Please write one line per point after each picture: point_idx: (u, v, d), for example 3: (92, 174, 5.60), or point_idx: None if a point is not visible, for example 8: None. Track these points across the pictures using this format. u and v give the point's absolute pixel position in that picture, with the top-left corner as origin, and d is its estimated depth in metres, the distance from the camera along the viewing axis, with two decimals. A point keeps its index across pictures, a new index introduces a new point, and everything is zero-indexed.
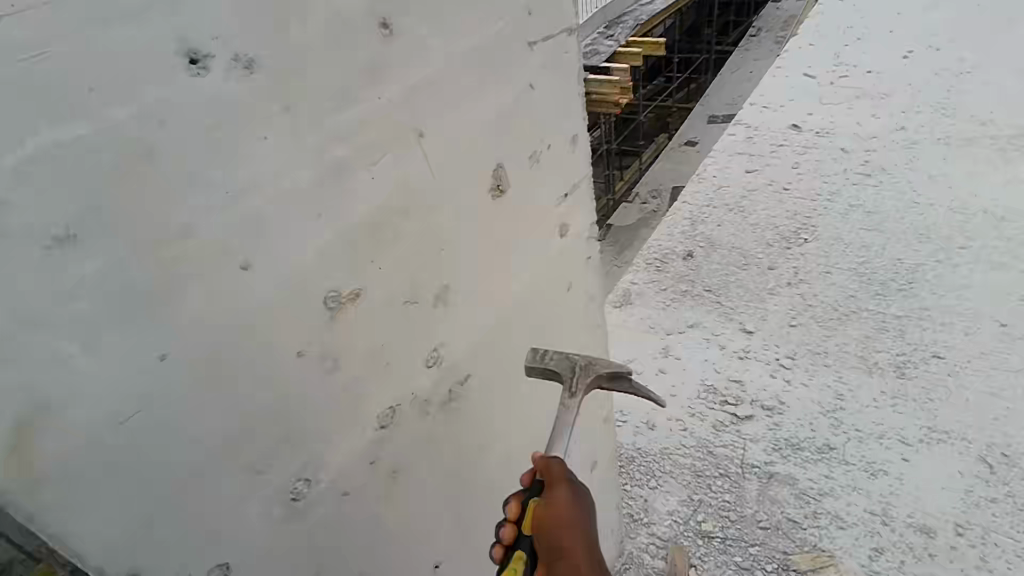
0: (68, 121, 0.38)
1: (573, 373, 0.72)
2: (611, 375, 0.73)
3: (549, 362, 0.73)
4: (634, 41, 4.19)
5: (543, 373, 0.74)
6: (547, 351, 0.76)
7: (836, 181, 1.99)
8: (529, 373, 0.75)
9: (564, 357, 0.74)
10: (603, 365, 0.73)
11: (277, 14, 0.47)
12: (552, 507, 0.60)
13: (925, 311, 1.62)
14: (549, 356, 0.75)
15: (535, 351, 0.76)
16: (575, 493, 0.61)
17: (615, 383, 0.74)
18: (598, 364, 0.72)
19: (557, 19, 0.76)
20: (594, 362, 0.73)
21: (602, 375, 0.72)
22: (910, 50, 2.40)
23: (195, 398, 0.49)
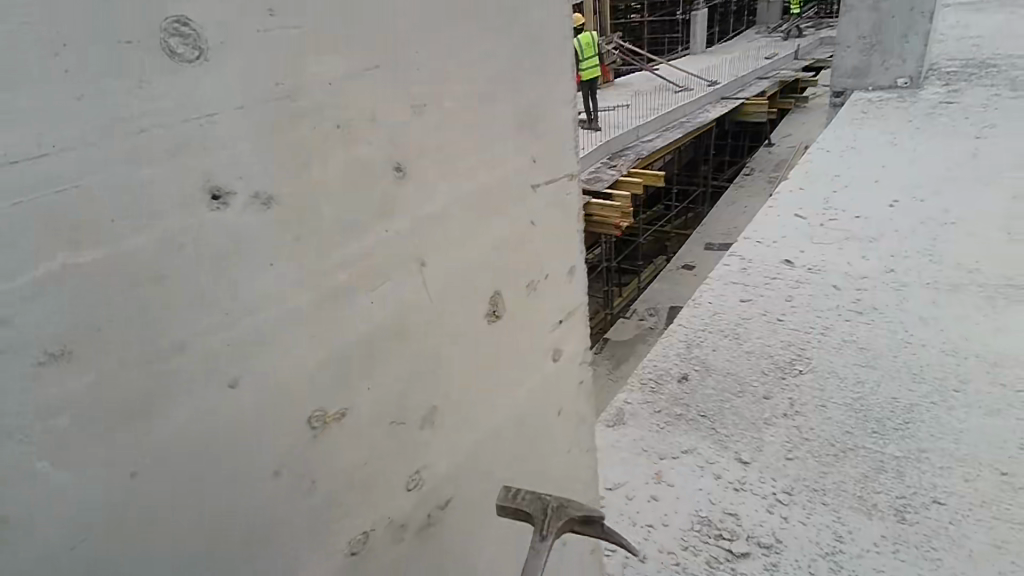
0: (87, 248, 0.41)
1: (545, 514, 0.71)
2: (582, 518, 0.72)
3: (521, 503, 0.73)
4: (635, 172, 4.46)
5: (514, 513, 0.74)
6: (520, 490, 0.76)
7: (828, 316, 2.03)
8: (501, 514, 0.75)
9: (536, 498, 0.73)
10: (575, 508, 0.72)
11: (301, 157, 0.52)
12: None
13: (923, 453, 1.58)
14: (522, 496, 0.74)
15: (508, 492, 0.76)
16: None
17: (588, 527, 0.73)
18: (569, 506, 0.72)
19: (561, 165, 0.83)
20: (567, 503, 0.72)
21: (574, 519, 0.71)
22: (896, 200, 2.54)
23: (162, 516, 0.49)
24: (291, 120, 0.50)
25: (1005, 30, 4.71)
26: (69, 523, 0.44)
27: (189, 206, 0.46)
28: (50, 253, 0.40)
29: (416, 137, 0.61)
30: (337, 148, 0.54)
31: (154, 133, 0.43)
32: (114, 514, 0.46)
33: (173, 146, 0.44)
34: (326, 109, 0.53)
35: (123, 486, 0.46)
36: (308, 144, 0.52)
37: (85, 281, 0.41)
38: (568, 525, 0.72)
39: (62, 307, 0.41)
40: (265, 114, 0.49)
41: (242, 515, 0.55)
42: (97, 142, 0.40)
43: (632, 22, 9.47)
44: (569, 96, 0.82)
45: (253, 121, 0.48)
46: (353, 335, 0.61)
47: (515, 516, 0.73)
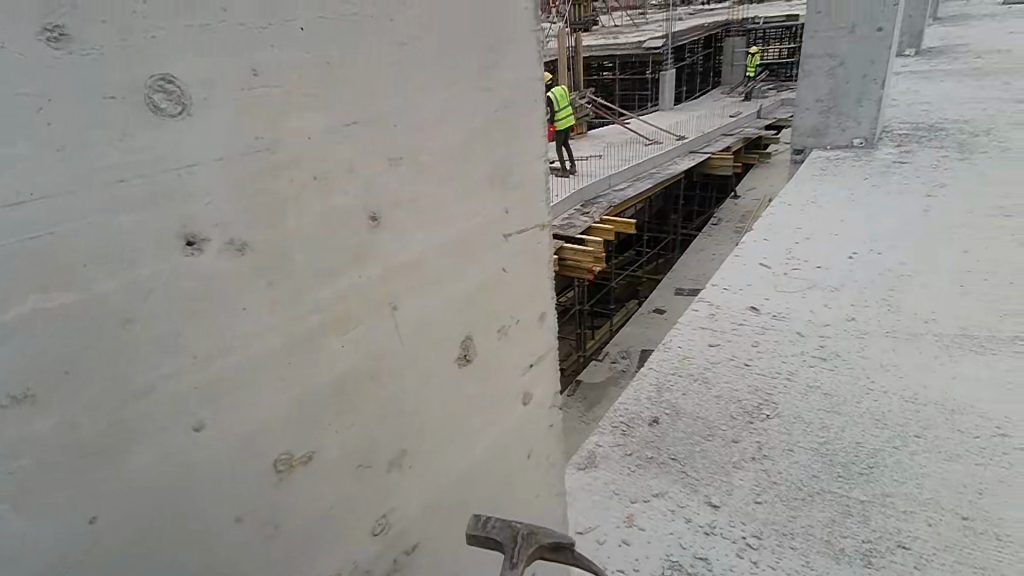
0: (58, 292, 0.42)
1: (514, 540, 0.71)
2: (553, 546, 0.73)
3: (492, 531, 0.73)
4: (607, 219, 4.56)
5: (484, 543, 0.74)
6: (490, 519, 0.76)
7: (793, 362, 2.09)
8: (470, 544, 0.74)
9: (506, 525, 0.74)
10: (545, 534, 0.72)
11: (277, 205, 0.54)
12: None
13: (888, 498, 1.61)
14: (492, 524, 0.74)
15: (479, 520, 0.75)
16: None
17: (558, 554, 0.73)
18: (540, 533, 0.72)
19: (532, 216, 0.86)
20: (537, 530, 0.73)
21: (545, 546, 0.72)
22: (854, 253, 2.64)
23: (119, 562, 0.48)
24: (269, 171, 0.52)
25: (952, 96, 5.01)
26: (21, 570, 0.43)
27: (163, 252, 0.47)
28: (21, 298, 0.40)
29: (392, 187, 0.64)
30: (314, 198, 0.56)
31: (134, 182, 0.44)
32: (70, 561, 0.46)
33: (152, 195, 0.45)
34: (304, 161, 0.55)
35: (81, 531, 0.46)
36: (285, 194, 0.54)
37: (54, 325, 0.42)
38: (538, 552, 0.72)
39: (29, 349, 0.41)
40: (244, 164, 0.50)
41: (202, 561, 0.54)
42: (76, 190, 0.42)
43: (605, 74, 9.81)
44: (541, 151, 0.86)
45: (232, 172, 0.50)
46: (324, 378, 0.61)
47: (485, 543, 0.73)
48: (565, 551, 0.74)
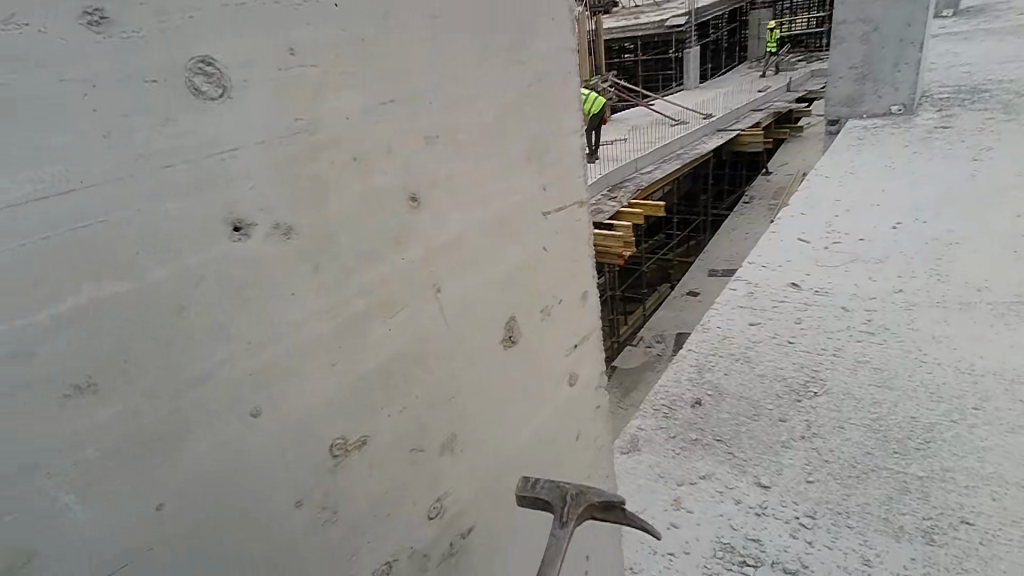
0: (113, 281, 0.42)
1: (563, 502, 0.71)
2: (602, 505, 0.70)
3: (540, 492, 0.75)
4: (636, 202, 4.50)
5: (533, 503, 0.75)
6: (540, 480, 0.77)
7: (840, 337, 2.02)
8: (522, 503, 0.76)
9: (554, 486, 0.74)
10: (594, 493, 0.71)
11: (319, 188, 0.53)
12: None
13: (948, 473, 1.55)
14: (541, 485, 0.76)
15: (531, 481, 0.78)
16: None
17: (609, 513, 0.71)
18: (589, 493, 0.71)
19: (571, 193, 0.84)
20: (586, 490, 0.71)
21: (594, 505, 0.70)
22: (898, 222, 2.54)
23: (186, 549, 0.49)
24: (310, 152, 0.51)
25: (994, 55, 4.78)
26: (92, 559, 0.44)
27: (211, 238, 0.47)
28: (76, 287, 0.40)
29: (430, 166, 0.63)
30: (354, 179, 0.55)
31: (179, 167, 0.44)
32: (139, 549, 0.46)
33: (197, 180, 0.45)
34: (343, 141, 0.54)
35: (147, 518, 0.46)
36: (326, 175, 0.53)
37: (109, 313, 0.42)
38: (589, 513, 0.70)
39: (87, 339, 0.41)
40: (285, 147, 0.50)
41: (264, 548, 0.54)
42: (124, 176, 0.41)
43: (627, 57, 9.66)
44: (577, 125, 0.84)
45: (273, 154, 0.49)
46: (372, 363, 0.61)
47: (535, 504, 0.75)
48: (618, 509, 0.71)
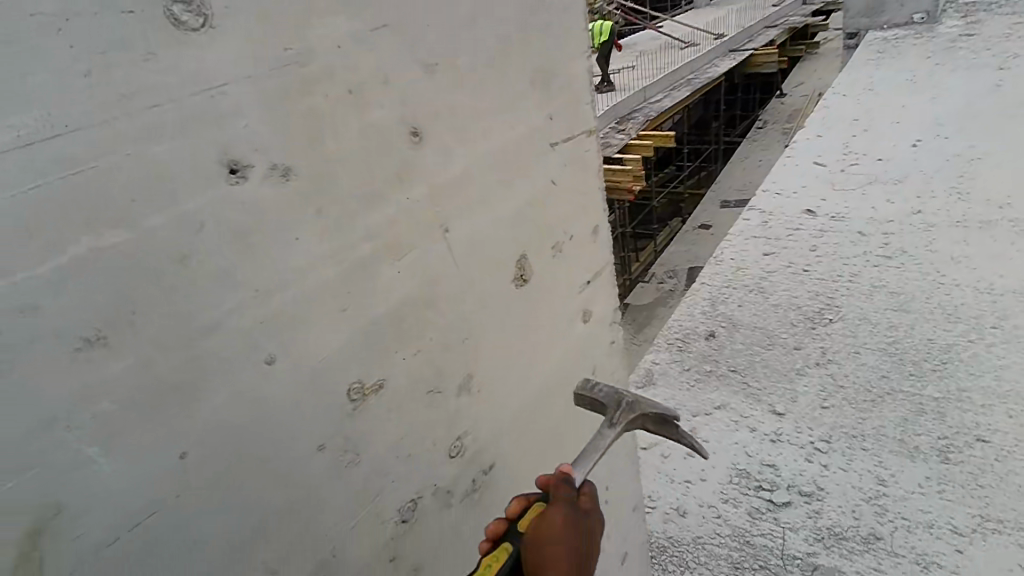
0: (109, 231, 0.40)
1: (617, 406, 0.73)
2: (656, 417, 0.74)
3: (597, 393, 0.76)
4: (645, 134, 4.38)
5: (590, 403, 0.77)
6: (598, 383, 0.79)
7: (856, 262, 1.99)
8: (579, 401, 0.78)
9: (612, 390, 0.76)
10: (650, 404, 0.73)
11: (314, 125, 0.50)
12: (542, 533, 0.60)
13: (964, 393, 1.56)
14: (598, 387, 0.78)
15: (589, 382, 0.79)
16: (570, 516, 0.62)
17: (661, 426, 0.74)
18: (645, 402, 0.73)
19: (578, 122, 0.80)
20: (642, 399, 0.74)
21: (649, 415, 0.73)
22: (918, 140, 2.45)
23: (212, 495, 0.49)
24: (302, 86, 0.49)
25: None
26: (121, 509, 0.44)
27: (207, 182, 0.45)
28: (75, 239, 0.39)
29: (430, 98, 0.59)
30: (351, 114, 0.53)
31: (168, 108, 0.42)
32: (168, 497, 0.47)
33: (186, 121, 0.43)
34: (337, 74, 0.51)
35: (171, 468, 0.46)
36: (321, 112, 0.50)
37: (112, 265, 0.41)
38: (642, 420, 0.73)
39: (92, 292, 0.40)
40: (275, 82, 0.47)
41: (290, 492, 0.55)
42: (109, 119, 0.39)
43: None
44: (583, 48, 0.79)
45: (263, 90, 0.46)
46: (385, 307, 0.60)
47: (591, 404, 0.77)
48: (672, 424, 0.74)
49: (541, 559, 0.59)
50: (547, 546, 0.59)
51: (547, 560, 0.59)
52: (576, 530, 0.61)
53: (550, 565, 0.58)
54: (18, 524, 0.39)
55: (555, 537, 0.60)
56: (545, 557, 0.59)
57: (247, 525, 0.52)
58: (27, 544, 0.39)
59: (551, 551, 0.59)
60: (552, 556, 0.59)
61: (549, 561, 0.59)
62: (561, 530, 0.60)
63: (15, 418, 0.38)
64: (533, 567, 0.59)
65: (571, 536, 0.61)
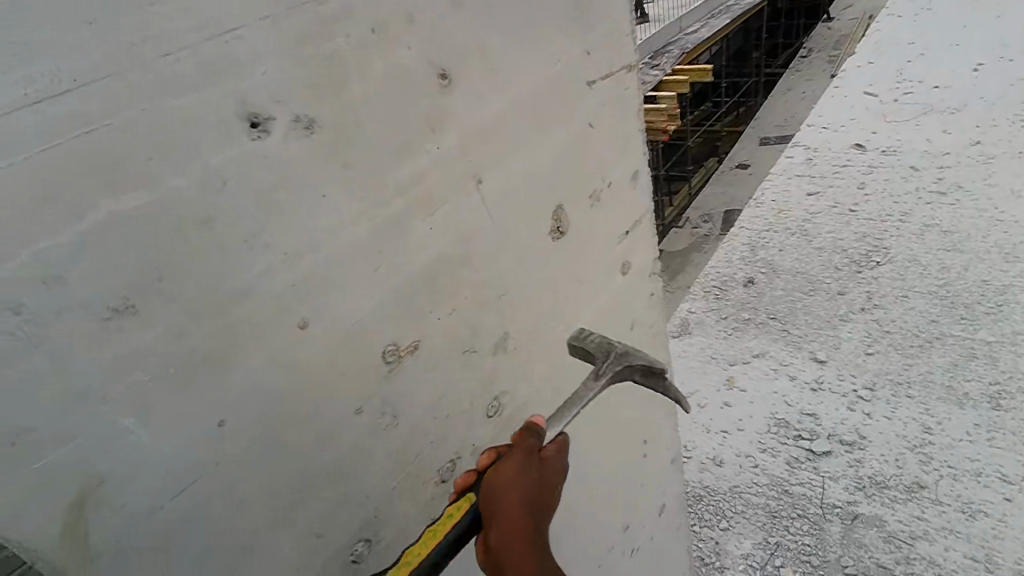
0: (130, 193, 0.38)
1: (606, 358, 0.69)
2: (645, 369, 0.68)
3: (590, 343, 0.73)
4: (680, 68, 4.15)
5: (581, 353, 0.74)
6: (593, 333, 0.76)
7: (907, 201, 1.88)
8: (570, 350, 0.75)
9: (603, 341, 0.72)
10: (638, 356, 0.68)
11: (337, 71, 0.47)
12: (497, 477, 0.58)
13: (1019, 337, 1.49)
14: (593, 338, 0.74)
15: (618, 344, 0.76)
16: (525, 459, 0.60)
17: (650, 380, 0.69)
18: (633, 354, 0.68)
19: (616, 56, 0.74)
20: (631, 351, 0.69)
21: (635, 367, 0.67)
22: (980, 63, 2.27)
23: (252, 461, 0.49)
24: (320, 27, 0.45)
25: None
26: (162, 478, 0.43)
27: (227, 137, 0.42)
28: (94, 204, 0.37)
29: (458, 36, 0.55)
30: (375, 56, 0.49)
31: (180, 57, 0.39)
32: (209, 464, 0.46)
33: (201, 71, 0.40)
34: (358, 12, 0.47)
35: (210, 436, 0.45)
36: (343, 56, 0.47)
37: (135, 230, 0.39)
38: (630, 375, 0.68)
39: (116, 258, 0.38)
40: (292, 24, 0.43)
41: (330, 455, 0.54)
42: (120, 70, 0.36)
43: None
44: None
45: (279, 33, 0.43)
46: (419, 264, 0.57)
47: (581, 353, 0.74)
48: (660, 377, 0.69)
49: (494, 503, 0.56)
50: (498, 489, 0.57)
51: (499, 502, 0.56)
52: (533, 476, 0.59)
53: (501, 507, 0.56)
54: (61, 496, 0.39)
55: (508, 480, 0.58)
56: (496, 500, 0.57)
57: (288, 489, 0.52)
58: (72, 513, 0.39)
59: (503, 494, 0.57)
60: (504, 498, 0.56)
61: (503, 505, 0.56)
62: (515, 473, 0.58)
63: (50, 390, 0.37)
64: (487, 513, 0.57)
65: (528, 480, 0.59)
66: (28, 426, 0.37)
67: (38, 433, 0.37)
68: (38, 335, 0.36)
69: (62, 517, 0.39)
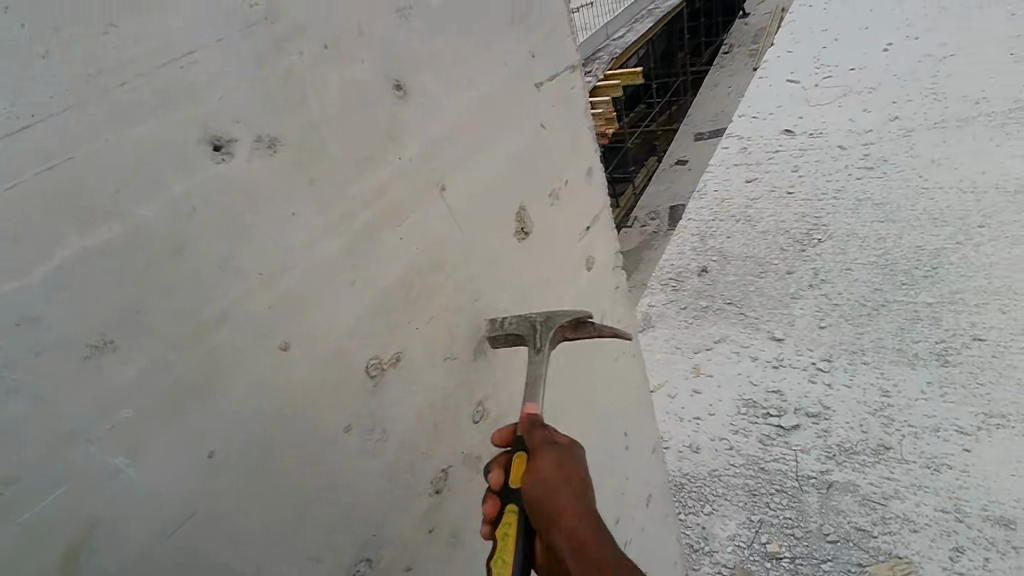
0: (96, 227, 0.37)
1: (534, 330, 0.66)
2: (573, 323, 0.67)
3: (509, 327, 0.69)
4: (611, 74, 4.22)
5: (507, 340, 0.70)
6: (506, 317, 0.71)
7: (839, 179, 1.98)
8: (496, 344, 0.70)
9: (522, 318, 0.69)
10: (562, 314, 0.67)
11: (294, 90, 0.47)
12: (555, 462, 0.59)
13: (957, 295, 1.58)
14: (509, 321, 0.70)
15: None
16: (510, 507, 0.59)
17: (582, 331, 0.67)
18: (555, 315, 0.67)
19: (559, 57, 0.76)
20: (552, 314, 0.67)
21: (565, 325, 0.66)
22: (888, 44, 2.42)
23: (244, 495, 0.48)
24: (274, 47, 0.45)
25: None
26: (151, 519, 0.42)
27: (192, 163, 0.42)
28: (62, 239, 0.36)
29: (409, 47, 0.56)
30: (330, 72, 0.49)
31: (138, 85, 0.38)
32: (201, 500, 0.45)
33: (161, 97, 0.39)
34: (309, 30, 0.47)
35: (201, 468, 0.44)
36: (299, 75, 0.47)
37: (108, 263, 0.38)
38: (560, 335, 0.67)
39: (90, 295, 0.38)
40: (246, 46, 0.43)
41: (325, 477, 0.53)
42: (79, 102, 0.36)
43: None
44: None
45: (235, 55, 0.43)
46: (393, 274, 0.57)
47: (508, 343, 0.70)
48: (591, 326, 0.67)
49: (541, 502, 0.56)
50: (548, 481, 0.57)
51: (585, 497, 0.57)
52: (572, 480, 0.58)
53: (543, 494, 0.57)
54: (55, 543, 0.38)
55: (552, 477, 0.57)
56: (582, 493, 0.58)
57: (285, 517, 0.51)
58: (64, 562, 0.38)
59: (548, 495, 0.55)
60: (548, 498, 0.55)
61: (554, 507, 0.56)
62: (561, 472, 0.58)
63: (32, 437, 0.36)
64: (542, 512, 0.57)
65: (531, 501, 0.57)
66: (13, 476, 0.36)
67: (24, 484, 0.36)
68: (14, 381, 0.35)
69: (55, 568, 0.38)
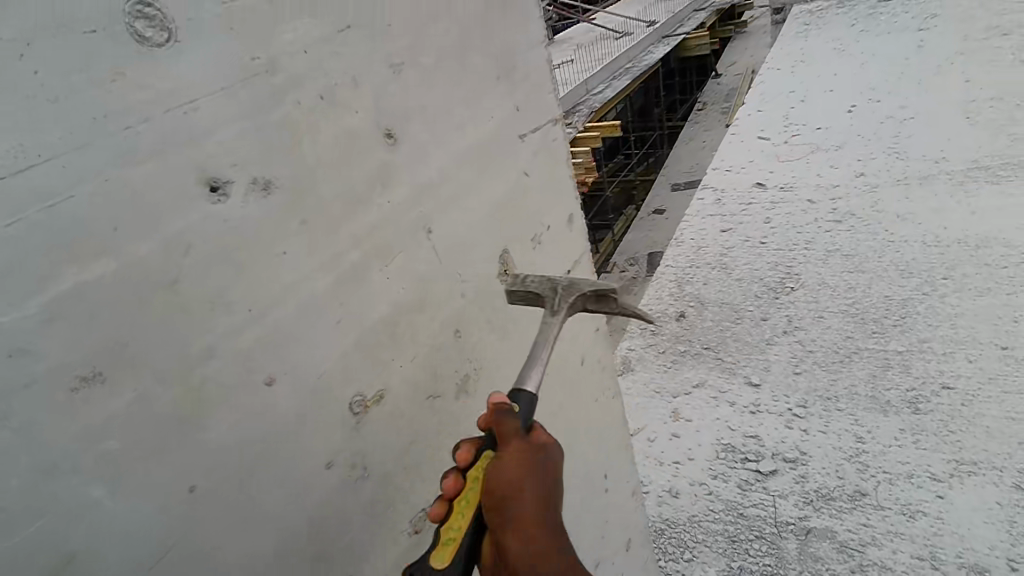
0: (93, 261, 0.39)
1: (554, 293, 0.69)
2: (596, 295, 0.69)
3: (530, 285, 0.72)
4: (592, 125, 4.34)
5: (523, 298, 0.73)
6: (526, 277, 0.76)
7: (810, 230, 2.06)
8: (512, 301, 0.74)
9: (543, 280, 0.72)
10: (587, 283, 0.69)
11: (290, 136, 0.49)
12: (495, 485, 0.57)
13: (925, 343, 1.63)
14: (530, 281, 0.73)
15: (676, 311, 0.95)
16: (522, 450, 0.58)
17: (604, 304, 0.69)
18: (582, 283, 0.69)
19: (541, 111, 0.80)
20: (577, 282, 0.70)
21: (588, 295, 0.69)
22: (852, 105, 2.55)
23: (220, 537, 0.47)
24: (272, 98, 0.48)
25: None
26: (129, 554, 0.42)
27: (188, 202, 0.43)
28: (57, 274, 0.37)
29: (400, 100, 0.59)
30: (324, 122, 0.52)
31: (141, 129, 0.40)
32: (180, 535, 0.45)
33: (161, 139, 0.41)
34: (306, 82, 0.50)
35: (183, 501, 0.44)
36: (293, 121, 0.49)
37: (101, 295, 0.39)
38: (582, 303, 0.69)
39: (83, 326, 0.39)
40: (246, 95, 0.46)
41: (306, 513, 0.53)
42: (86, 142, 0.38)
43: None
44: (539, 37, 0.79)
45: (236, 104, 0.45)
46: (379, 314, 0.59)
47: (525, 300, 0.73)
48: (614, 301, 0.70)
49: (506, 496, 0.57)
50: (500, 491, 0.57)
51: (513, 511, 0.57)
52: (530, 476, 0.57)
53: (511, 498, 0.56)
54: None
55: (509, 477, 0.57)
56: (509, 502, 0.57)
57: (264, 554, 0.51)
58: None
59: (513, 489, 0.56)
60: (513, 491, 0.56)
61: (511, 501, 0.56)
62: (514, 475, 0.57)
63: (15, 468, 0.36)
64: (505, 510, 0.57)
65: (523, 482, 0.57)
66: None
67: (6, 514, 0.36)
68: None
69: None
